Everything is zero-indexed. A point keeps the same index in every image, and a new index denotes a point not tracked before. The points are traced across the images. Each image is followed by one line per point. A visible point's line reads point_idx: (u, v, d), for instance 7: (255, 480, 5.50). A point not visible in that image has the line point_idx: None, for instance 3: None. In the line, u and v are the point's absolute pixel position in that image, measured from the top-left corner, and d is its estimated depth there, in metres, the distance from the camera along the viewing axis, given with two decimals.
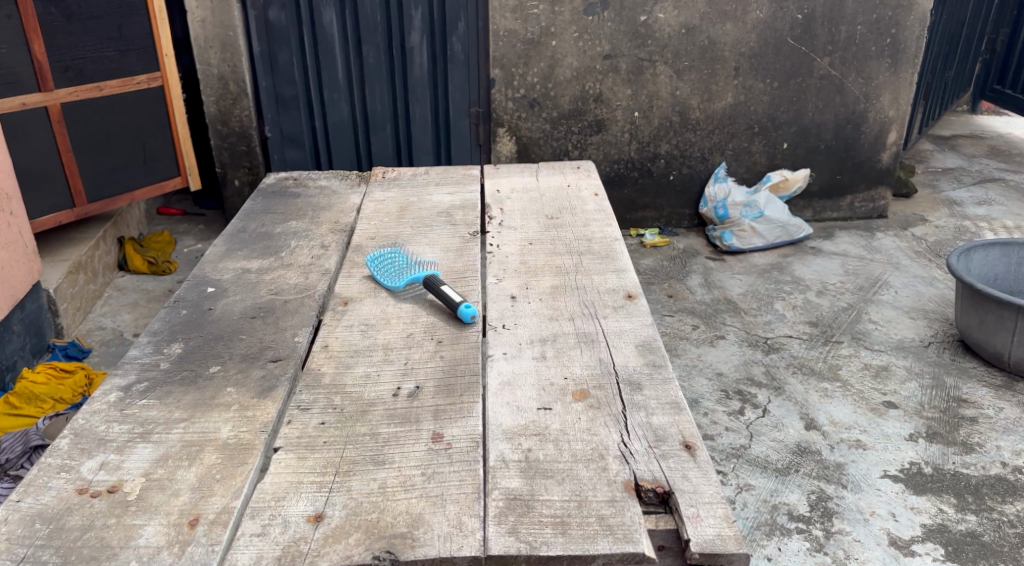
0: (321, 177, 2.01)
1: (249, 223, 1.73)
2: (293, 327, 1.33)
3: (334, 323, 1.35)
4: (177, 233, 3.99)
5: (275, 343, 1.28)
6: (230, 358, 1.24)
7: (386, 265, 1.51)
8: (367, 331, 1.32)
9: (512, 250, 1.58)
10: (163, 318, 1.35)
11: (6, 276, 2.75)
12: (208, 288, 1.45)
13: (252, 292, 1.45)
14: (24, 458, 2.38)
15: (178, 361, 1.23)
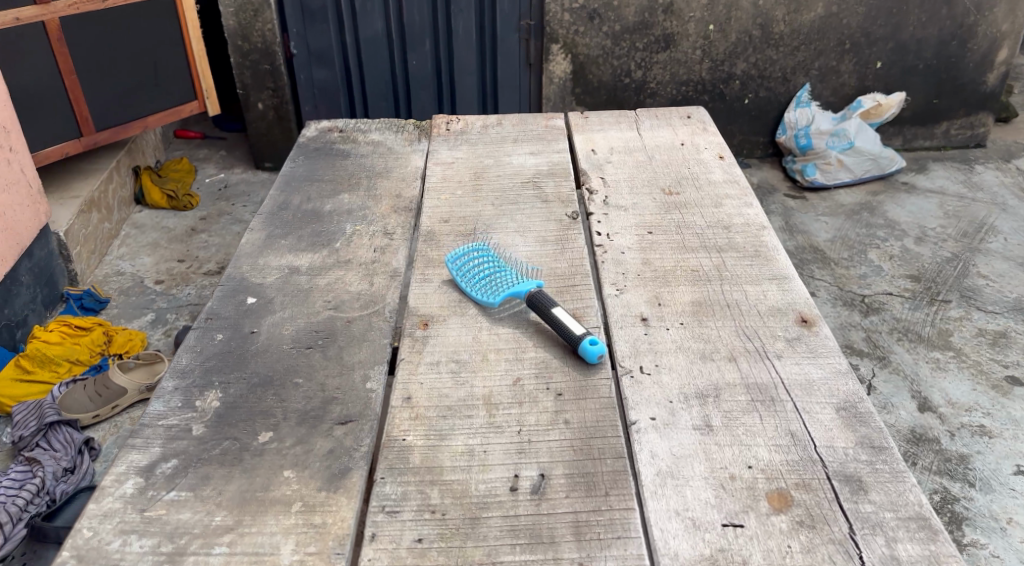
0: (372, 127, 1.67)
1: (291, 196, 1.40)
2: (363, 366, 1.01)
3: (414, 359, 1.03)
4: (196, 160, 3.65)
5: (342, 393, 0.97)
6: (284, 418, 0.93)
7: (473, 269, 1.16)
8: (458, 372, 1.01)
9: (628, 244, 1.25)
10: (192, 349, 1.04)
11: (8, 222, 2.42)
12: (247, 298, 1.13)
13: (305, 307, 1.12)
14: (40, 437, 2.10)
15: (216, 423, 0.92)
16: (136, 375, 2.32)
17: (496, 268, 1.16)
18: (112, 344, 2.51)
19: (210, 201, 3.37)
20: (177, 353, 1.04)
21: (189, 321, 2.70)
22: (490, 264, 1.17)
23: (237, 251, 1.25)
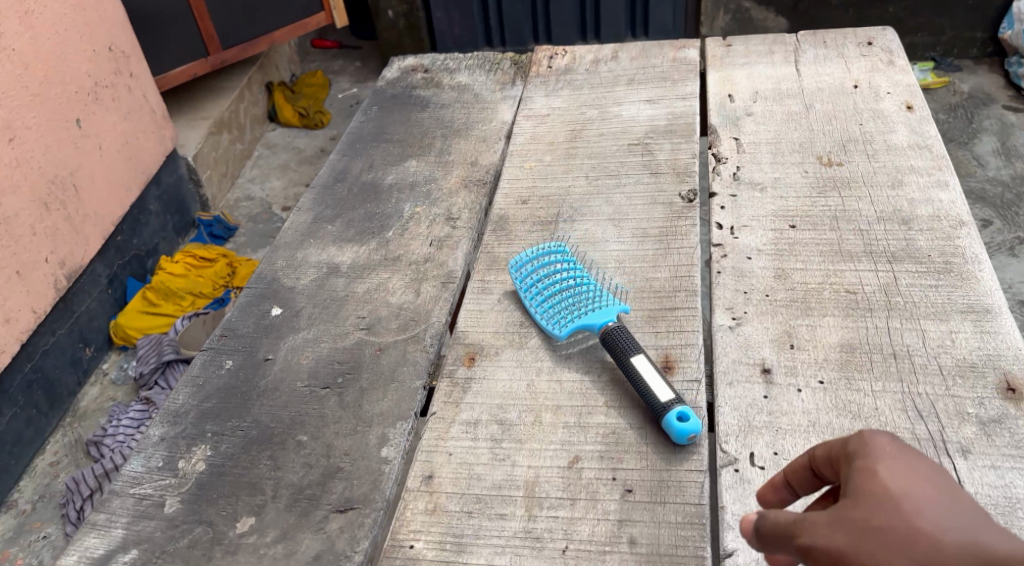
0: (461, 64, 1.40)
1: (353, 161, 1.18)
2: (383, 421, 0.79)
3: (447, 414, 0.80)
4: (330, 73, 3.52)
5: (349, 463, 0.75)
6: (274, 496, 0.74)
7: (542, 282, 0.90)
8: (498, 443, 0.76)
9: (759, 243, 0.95)
10: (193, 382, 0.85)
11: (134, 151, 2.31)
12: (271, 308, 0.93)
13: (333, 325, 0.90)
14: (158, 375, 2.14)
15: (193, 500, 0.74)
16: None
17: (571, 280, 0.89)
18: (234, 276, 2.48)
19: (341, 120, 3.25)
20: (176, 385, 0.86)
21: None
22: (564, 273, 0.91)
23: (277, 236, 1.05)
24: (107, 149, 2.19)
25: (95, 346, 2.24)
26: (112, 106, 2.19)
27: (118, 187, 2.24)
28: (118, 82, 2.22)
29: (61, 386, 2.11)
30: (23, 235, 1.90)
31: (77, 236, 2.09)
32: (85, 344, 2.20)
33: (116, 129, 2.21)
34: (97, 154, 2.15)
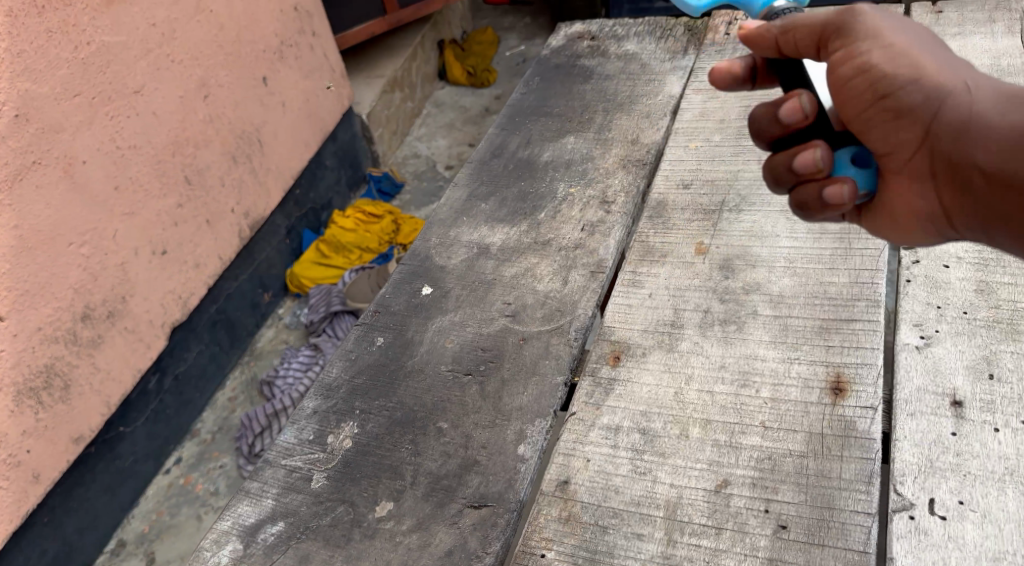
0: (631, 30, 1.47)
1: (512, 135, 1.31)
2: (518, 415, 0.95)
3: (587, 416, 0.97)
4: (501, 29, 3.53)
5: (486, 457, 0.92)
6: (415, 483, 0.92)
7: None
8: (637, 458, 0.92)
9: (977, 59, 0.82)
10: (347, 357, 1.07)
11: (314, 108, 2.51)
12: (423, 287, 1.13)
13: (480, 310, 1.08)
14: (326, 324, 2.31)
15: (338, 477, 0.95)
16: None
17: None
18: (399, 233, 2.59)
19: (508, 78, 3.25)
20: (332, 360, 1.08)
21: None
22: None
23: (435, 215, 1.24)
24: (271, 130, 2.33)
25: (273, 291, 2.46)
26: (299, 64, 2.42)
27: (299, 142, 2.46)
28: (301, 44, 2.42)
29: (242, 328, 2.33)
30: (212, 187, 2.12)
31: (262, 189, 2.32)
32: (264, 288, 2.42)
33: (298, 87, 2.42)
34: (280, 111, 2.36)
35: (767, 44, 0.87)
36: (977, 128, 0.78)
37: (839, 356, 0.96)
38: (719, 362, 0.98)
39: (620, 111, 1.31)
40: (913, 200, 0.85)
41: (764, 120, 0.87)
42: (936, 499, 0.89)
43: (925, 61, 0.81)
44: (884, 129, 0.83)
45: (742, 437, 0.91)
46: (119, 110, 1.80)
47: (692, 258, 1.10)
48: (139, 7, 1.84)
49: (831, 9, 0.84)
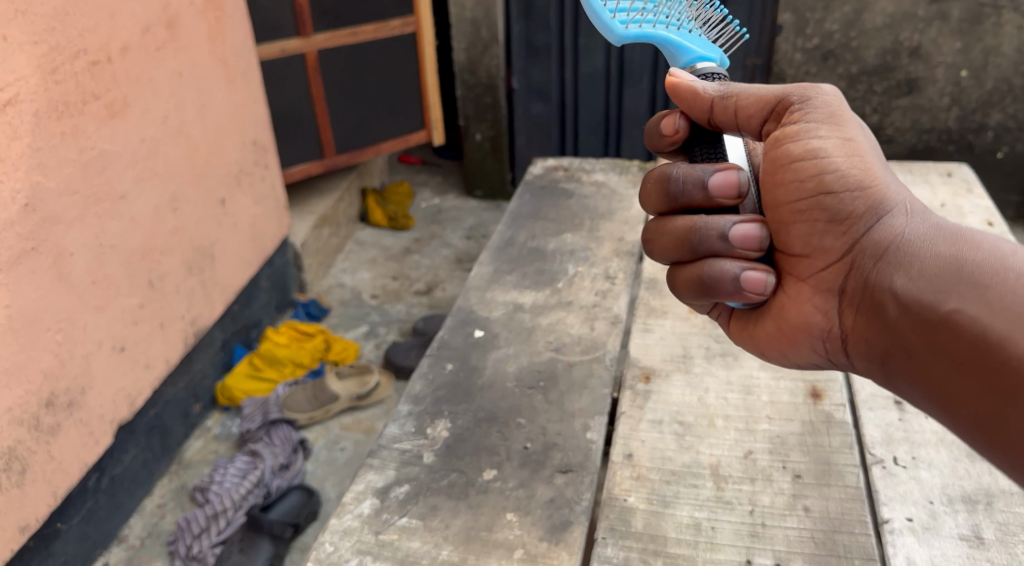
0: (596, 167, 1.77)
1: (518, 231, 1.54)
2: (583, 415, 1.10)
3: (635, 414, 1.12)
4: (416, 183, 3.91)
5: (563, 439, 1.07)
6: (508, 458, 1.04)
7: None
8: (682, 436, 1.08)
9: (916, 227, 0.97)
10: (425, 375, 1.19)
11: (258, 232, 2.61)
12: (475, 331, 1.27)
13: (527, 345, 1.24)
14: (263, 433, 2.28)
15: (444, 454, 1.06)
16: (348, 384, 2.49)
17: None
18: (329, 351, 2.65)
19: (425, 224, 3.58)
20: (412, 378, 1.19)
21: (397, 338, 2.84)
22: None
23: (467, 284, 1.39)
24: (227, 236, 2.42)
25: (203, 404, 2.42)
26: (252, 191, 2.55)
27: (244, 260, 2.53)
28: (255, 173, 2.57)
29: (173, 436, 2.29)
30: (169, 293, 2.14)
31: (208, 301, 2.33)
32: (196, 399, 2.38)
33: (248, 211, 2.53)
34: (232, 231, 2.45)
35: (704, 105, 1.02)
36: (894, 254, 0.97)
37: (810, 374, 1.18)
38: (726, 379, 1.17)
39: (602, 219, 1.56)
40: (814, 305, 1.05)
41: (688, 184, 1.00)
42: (894, 456, 1.05)
43: (870, 177, 1.01)
44: (816, 229, 1.03)
45: (755, 424, 1.10)
46: (104, 212, 1.87)
47: (687, 315, 1.31)
48: (134, 124, 1.96)
49: (799, 96, 1.04)
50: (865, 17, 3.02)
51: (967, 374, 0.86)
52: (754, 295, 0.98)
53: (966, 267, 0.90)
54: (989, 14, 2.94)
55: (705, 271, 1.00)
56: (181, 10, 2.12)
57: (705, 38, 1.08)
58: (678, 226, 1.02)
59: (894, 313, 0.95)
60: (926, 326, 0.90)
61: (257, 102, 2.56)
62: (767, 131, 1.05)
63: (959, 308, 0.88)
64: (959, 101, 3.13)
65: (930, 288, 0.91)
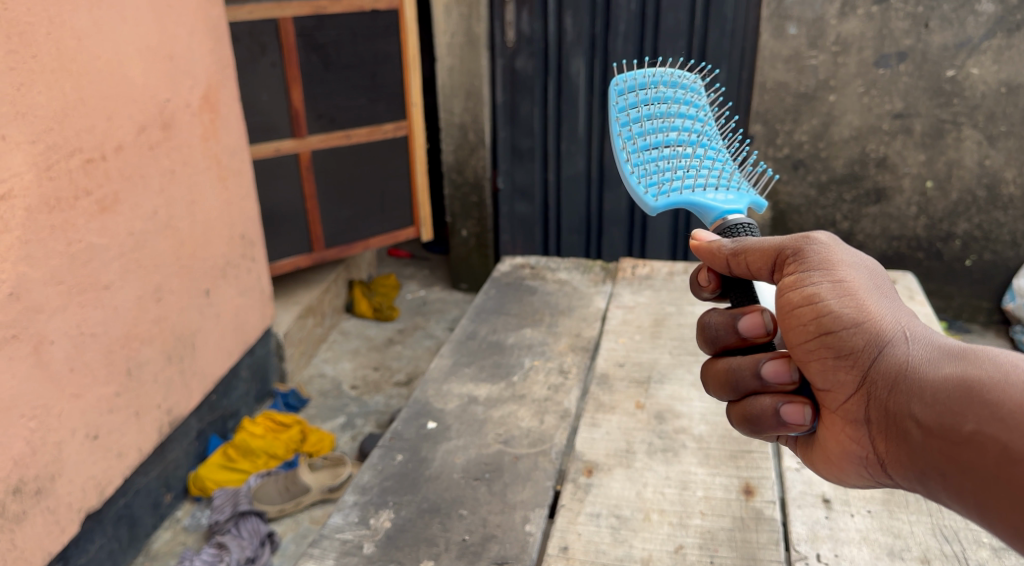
0: (560, 266, 1.86)
1: (480, 325, 1.61)
2: (523, 507, 1.14)
3: (574, 506, 1.13)
4: (403, 276, 4.01)
5: (502, 531, 1.09)
6: (446, 549, 1.07)
7: (647, 141, 1.21)
8: (618, 529, 1.09)
9: (927, 348, 0.91)
10: (374, 467, 1.23)
11: (241, 322, 2.66)
12: (428, 423, 1.32)
13: (478, 438, 1.28)
14: (232, 523, 2.26)
15: (385, 545, 1.08)
16: (320, 476, 2.51)
17: (681, 121, 1.24)
18: (305, 442, 2.66)
19: (409, 316, 3.65)
20: (361, 469, 1.23)
21: (374, 429, 2.85)
22: (679, 111, 1.25)
23: (426, 375, 1.44)
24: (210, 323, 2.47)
25: (175, 493, 2.41)
26: (236, 283, 2.61)
27: (225, 351, 2.56)
28: (241, 265, 2.65)
29: (141, 526, 2.26)
30: (147, 381, 2.17)
31: (186, 391, 2.35)
32: (167, 489, 2.37)
33: (232, 302, 2.58)
34: (214, 321, 2.48)
35: (720, 261, 1.05)
36: (907, 382, 0.90)
37: (746, 471, 1.19)
38: (665, 475, 1.19)
39: (563, 315, 1.63)
40: (846, 442, 0.96)
41: (721, 328, 1.05)
42: (818, 553, 1.06)
43: (869, 304, 0.95)
44: (826, 367, 0.96)
45: (689, 519, 1.10)
46: (89, 301, 1.94)
47: (635, 411, 1.32)
48: (124, 218, 2.05)
49: (789, 239, 1.02)
50: (833, 129, 3.18)
51: (1011, 501, 0.78)
52: (797, 428, 0.99)
53: (985, 386, 0.82)
54: (951, 129, 3.10)
55: (747, 409, 1.02)
56: (177, 112, 2.26)
57: (731, 193, 1.15)
58: (719, 367, 1.07)
59: (920, 440, 0.87)
60: (958, 453, 0.82)
61: (247, 199, 2.66)
62: (774, 281, 1.03)
63: (987, 430, 0.80)
64: (927, 210, 3.25)
65: (951, 414, 0.84)
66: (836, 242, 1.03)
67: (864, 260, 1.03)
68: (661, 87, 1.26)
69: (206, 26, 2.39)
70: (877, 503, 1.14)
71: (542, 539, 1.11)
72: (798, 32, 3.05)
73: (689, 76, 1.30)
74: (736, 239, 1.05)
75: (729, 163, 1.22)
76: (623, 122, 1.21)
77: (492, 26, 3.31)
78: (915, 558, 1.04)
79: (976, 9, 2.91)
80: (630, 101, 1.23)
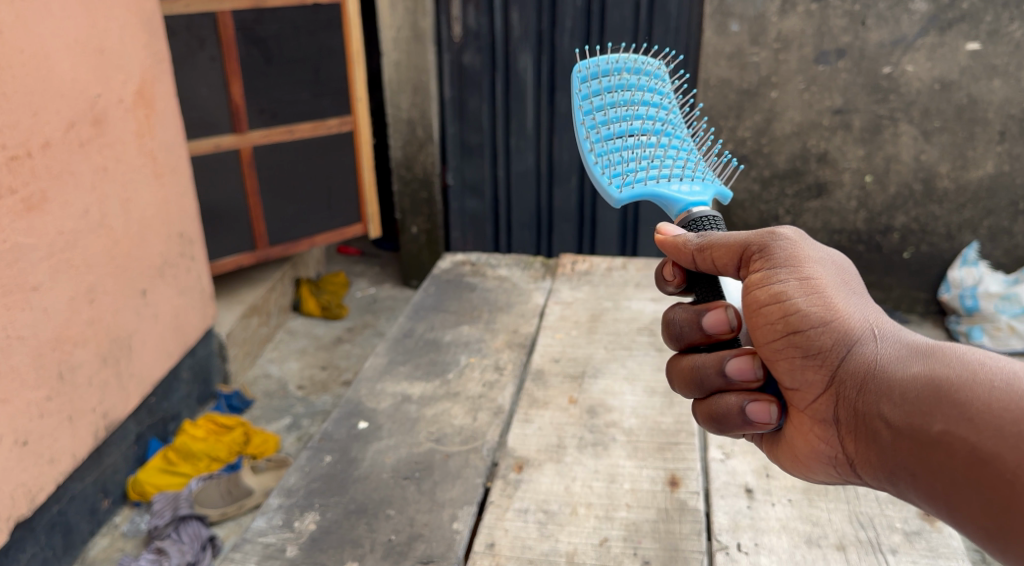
0: (501, 262, 1.85)
1: (417, 323, 1.60)
2: (451, 505, 1.13)
3: (503, 503, 1.13)
4: (353, 274, 3.97)
5: (429, 529, 1.09)
6: (371, 550, 1.06)
7: (611, 130, 1.20)
8: (545, 523, 1.09)
9: (896, 345, 0.94)
10: (302, 468, 1.21)
11: (181, 323, 2.60)
12: (358, 423, 1.30)
13: (410, 436, 1.27)
14: (172, 528, 2.22)
15: (309, 548, 1.07)
16: (263, 479, 2.47)
17: (645, 109, 1.24)
18: (248, 444, 2.60)
19: (358, 314, 3.61)
20: (288, 471, 1.21)
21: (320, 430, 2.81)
22: (644, 97, 1.25)
23: (359, 375, 1.43)
24: (149, 324, 2.41)
25: (113, 498, 2.35)
26: (175, 282, 2.55)
27: (164, 351, 2.50)
28: (179, 264, 2.59)
29: (77, 534, 2.20)
30: (80, 385, 2.11)
31: (123, 394, 2.29)
32: (104, 494, 2.31)
33: (171, 302, 2.52)
34: (152, 322, 2.42)
35: (685, 256, 1.06)
36: (876, 381, 0.93)
37: (672, 463, 1.21)
38: (594, 468, 1.19)
39: (501, 312, 1.63)
40: (815, 441, 0.99)
41: (686, 324, 1.06)
42: (739, 542, 1.07)
43: (836, 302, 0.98)
44: (794, 366, 0.98)
45: (614, 511, 1.11)
46: (15, 302, 1.87)
47: (568, 405, 1.33)
48: (53, 217, 1.99)
49: (754, 234, 1.03)
50: (775, 125, 3.24)
51: (983, 500, 0.82)
52: (762, 426, 1.00)
53: (952, 386, 0.86)
54: (888, 125, 3.18)
55: (713, 408, 1.03)
56: (109, 108, 2.19)
57: (696, 183, 1.15)
58: (685, 364, 1.08)
59: (890, 438, 0.90)
60: (929, 453, 0.86)
61: (185, 197, 2.61)
62: (742, 276, 1.04)
63: (956, 430, 0.84)
64: (867, 204, 3.33)
65: (921, 413, 0.87)
66: (802, 235, 1.04)
67: (830, 252, 1.04)
68: (625, 72, 1.26)
69: (139, 19, 2.33)
70: (798, 491, 1.17)
71: (471, 536, 1.10)
72: (740, 29, 3.09)
73: (653, 62, 1.30)
74: (701, 233, 1.06)
75: (693, 154, 1.23)
76: (586, 109, 1.21)
77: (438, 21, 3.29)
78: (832, 545, 1.07)
79: (909, 7, 2.98)
80: (593, 87, 1.23)
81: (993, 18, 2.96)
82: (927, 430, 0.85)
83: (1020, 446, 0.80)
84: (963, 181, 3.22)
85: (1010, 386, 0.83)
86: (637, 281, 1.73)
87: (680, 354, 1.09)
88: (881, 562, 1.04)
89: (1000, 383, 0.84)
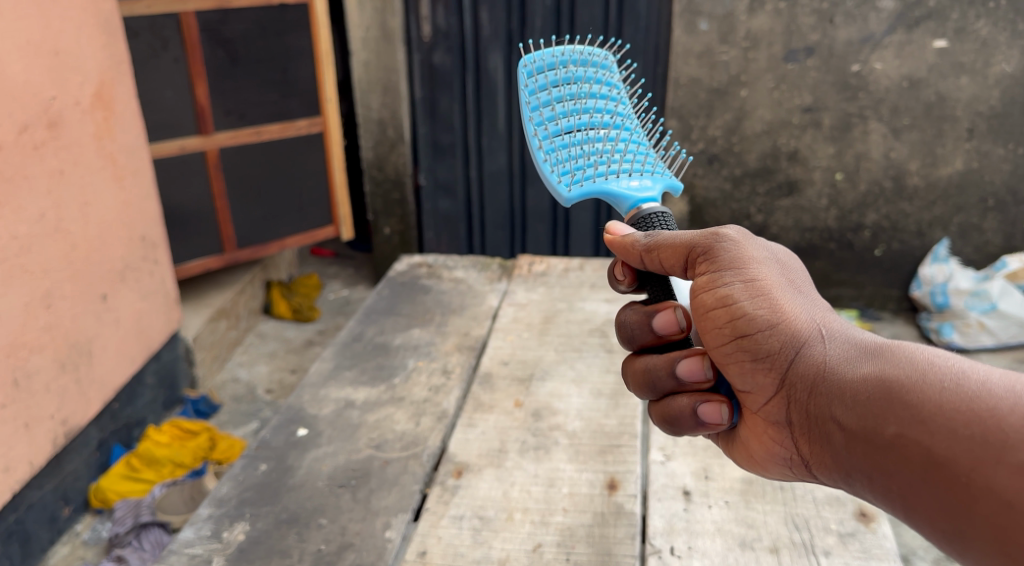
0: (458, 264, 1.84)
1: (367, 327, 1.58)
2: (385, 513, 1.12)
3: (438, 510, 1.12)
4: (326, 276, 3.95)
5: (359, 538, 1.08)
6: (300, 560, 1.05)
7: (559, 127, 1.18)
8: (479, 530, 1.08)
9: (845, 345, 0.93)
10: (235, 478, 1.19)
11: (144, 327, 2.56)
12: (298, 430, 1.29)
13: (348, 443, 1.26)
14: (133, 536, 2.20)
15: (236, 558, 1.05)
16: None
17: (595, 103, 1.23)
18: (214, 450, 2.56)
19: (330, 316, 3.59)
20: (222, 480, 1.20)
21: None
22: (590, 91, 1.23)
23: (303, 380, 1.42)
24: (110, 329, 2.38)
25: (74, 506, 2.31)
26: (137, 286, 2.52)
27: (126, 356, 2.47)
28: (142, 268, 2.55)
29: (36, 542, 2.17)
30: (37, 392, 2.07)
31: (83, 400, 2.26)
32: (65, 502, 2.27)
33: (133, 306, 2.49)
34: (113, 327, 2.39)
35: (634, 257, 1.05)
36: (826, 383, 0.92)
37: (612, 466, 1.19)
38: (534, 473, 1.18)
39: (453, 314, 1.62)
40: (770, 443, 0.99)
41: (637, 326, 1.06)
42: (672, 546, 1.07)
43: (782, 303, 0.97)
44: (744, 370, 0.98)
45: (551, 516, 1.10)
46: None
47: (513, 409, 1.32)
48: (5, 221, 1.95)
49: (698, 235, 1.01)
50: (745, 124, 3.24)
51: (936, 503, 0.81)
52: (715, 427, 1.00)
53: (903, 387, 0.85)
54: (858, 123, 3.18)
55: (666, 409, 1.04)
56: (65, 111, 2.16)
57: (646, 179, 1.13)
58: (638, 365, 1.08)
59: (843, 441, 0.89)
60: (882, 456, 0.85)
61: (148, 200, 2.58)
62: (688, 277, 1.03)
63: (909, 432, 0.83)
64: (838, 202, 3.33)
65: (873, 416, 0.86)
66: (746, 235, 1.03)
67: (773, 251, 1.03)
68: (572, 63, 1.24)
69: (97, 19, 2.30)
70: (736, 493, 1.16)
71: (404, 543, 1.10)
72: (709, 27, 3.08)
73: (601, 53, 1.28)
74: (649, 233, 1.05)
75: (647, 146, 1.20)
76: (533, 106, 1.19)
77: (408, 20, 3.27)
78: (765, 547, 1.06)
79: (877, 5, 2.99)
80: (540, 82, 1.21)
81: (960, 16, 2.96)
82: (879, 433, 0.84)
83: (972, 449, 0.79)
84: (933, 178, 3.23)
85: (961, 387, 0.82)
86: (592, 282, 1.72)
87: (634, 355, 1.10)
88: (813, 563, 1.04)
89: (950, 384, 0.83)
